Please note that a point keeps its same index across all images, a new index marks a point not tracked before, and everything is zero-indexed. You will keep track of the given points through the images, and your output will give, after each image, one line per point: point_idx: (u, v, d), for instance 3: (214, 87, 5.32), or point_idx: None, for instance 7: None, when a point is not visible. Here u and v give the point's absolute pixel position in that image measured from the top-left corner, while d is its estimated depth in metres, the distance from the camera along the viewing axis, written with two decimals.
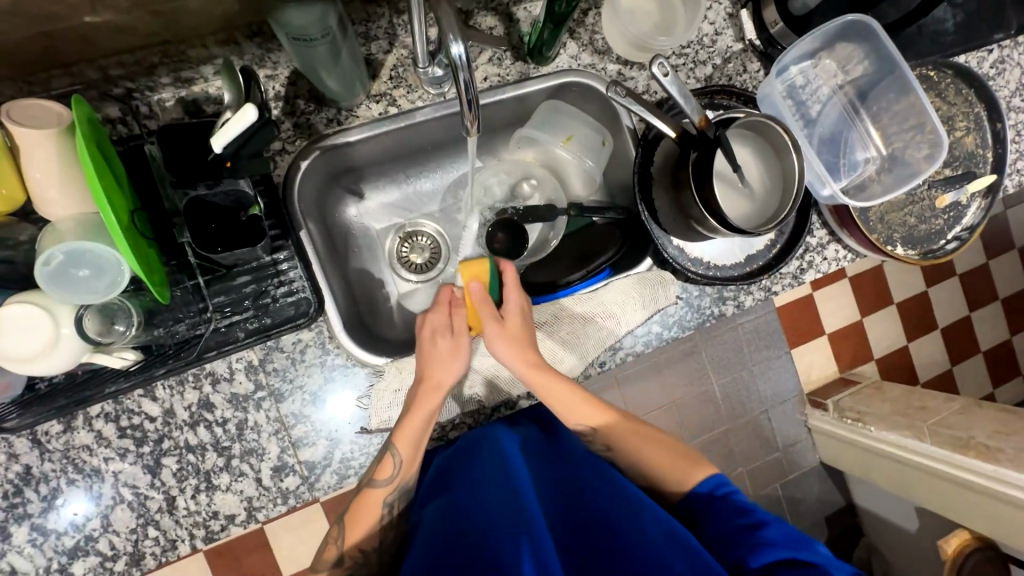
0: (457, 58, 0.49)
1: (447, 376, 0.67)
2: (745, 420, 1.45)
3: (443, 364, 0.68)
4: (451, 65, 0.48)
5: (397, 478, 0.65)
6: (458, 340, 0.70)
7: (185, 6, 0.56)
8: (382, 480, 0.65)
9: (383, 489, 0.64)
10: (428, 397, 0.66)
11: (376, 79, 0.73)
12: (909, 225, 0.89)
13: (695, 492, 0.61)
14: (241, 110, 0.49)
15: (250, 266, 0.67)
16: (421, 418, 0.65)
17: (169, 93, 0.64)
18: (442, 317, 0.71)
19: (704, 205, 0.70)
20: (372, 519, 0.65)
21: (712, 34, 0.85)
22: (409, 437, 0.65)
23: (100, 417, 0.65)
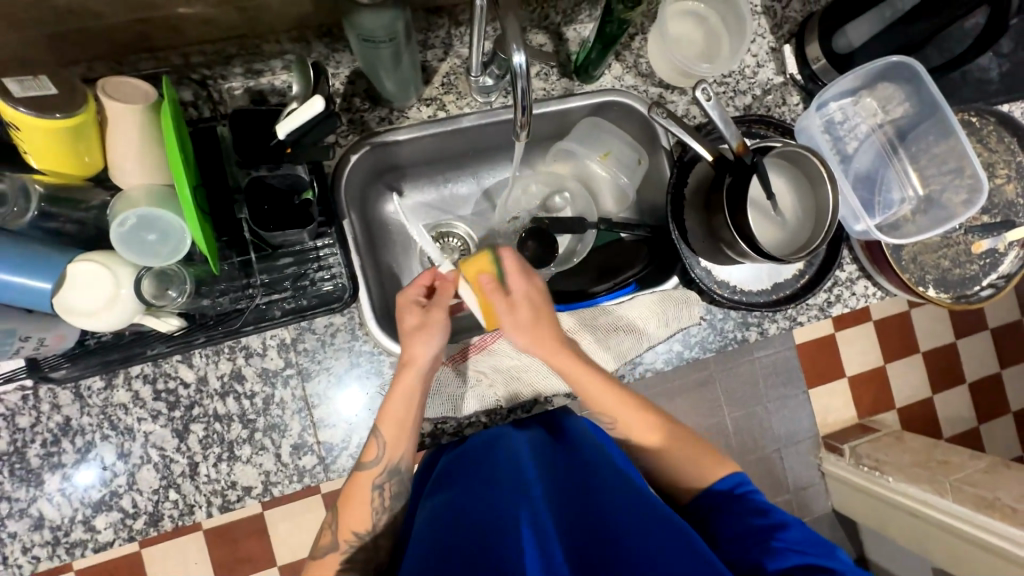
0: (518, 66, 0.51)
1: (419, 352, 0.66)
2: (758, 455, 1.42)
3: (416, 340, 0.67)
4: (511, 73, 0.51)
5: (385, 458, 0.65)
6: (431, 315, 0.67)
7: (268, 4, 0.61)
8: (369, 461, 0.65)
9: (371, 470, 0.65)
10: (405, 375, 0.66)
11: (428, 84, 0.77)
12: (943, 268, 0.88)
13: (714, 488, 0.63)
14: (311, 100, 0.54)
15: (293, 249, 0.71)
16: (401, 396, 0.66)
17: (239, 83, 0.68)
18: (413, 295, 0.68)
19: (736, 228, 0.72)
20: (365, 500, 0.65)
21: (754, 66, 0.87)
22: (392, 416, 0.66)
23: (139, 377, 0.68)
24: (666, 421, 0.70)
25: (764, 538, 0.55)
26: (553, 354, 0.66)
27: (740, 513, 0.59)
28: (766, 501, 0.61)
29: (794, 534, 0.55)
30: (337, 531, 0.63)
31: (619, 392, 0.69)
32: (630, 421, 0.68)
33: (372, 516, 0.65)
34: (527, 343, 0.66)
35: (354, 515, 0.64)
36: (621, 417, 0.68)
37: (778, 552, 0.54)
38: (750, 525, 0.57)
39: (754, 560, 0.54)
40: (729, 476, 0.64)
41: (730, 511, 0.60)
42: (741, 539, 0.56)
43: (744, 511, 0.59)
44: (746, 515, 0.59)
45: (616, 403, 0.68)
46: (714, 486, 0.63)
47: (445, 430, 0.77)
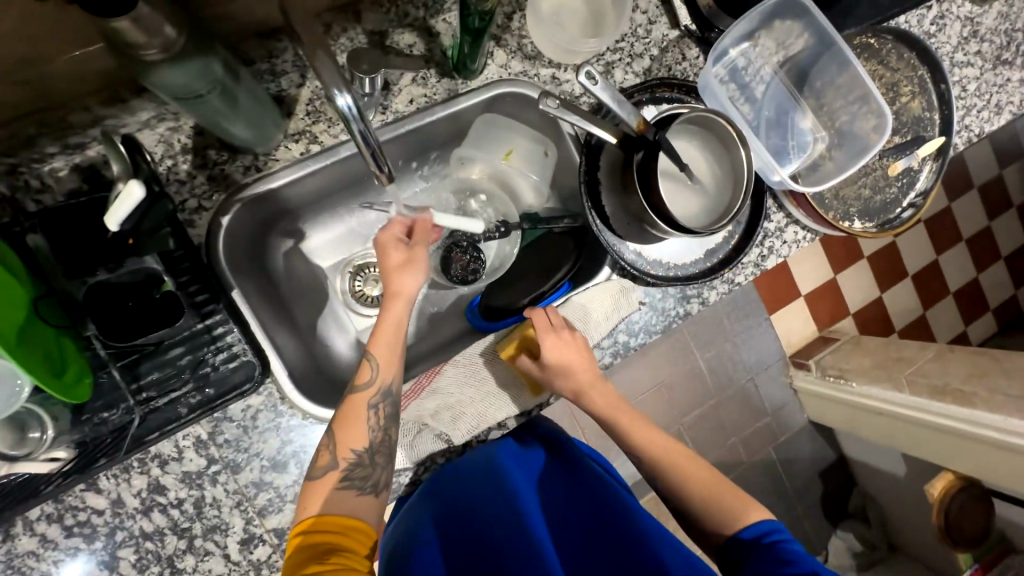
0: (346, 109, 0.47)
1: (407, 284, 0.65)
2: (732, 393, 1.46)
3: (398, 273, 0.65)
4: (341, 119, 0.47)
5: (380, 379, 0.62)
6: (413, 252, 0.67)
7: (52, 70, 0.50)
8: (363, 384, 0.62)
9: (366, 391, 0.61)
10: (394, 307, 0.65)
11: (292, 117, 0.68)
12: (864, 198, 0.88)
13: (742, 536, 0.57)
14: (126, 188, 0.45)
15: (181, 337, 0.62)
16: (393, 323, 0.65)
17: (61, 161, 0.58)
18: (395, 236, 0.68)
19: (653, 209, 0.68)
20: (363, 420, 0.61)
21: (646, 24, 0.81)
22: (386, 341, 0.64)
23: (41, 519, 0.60)
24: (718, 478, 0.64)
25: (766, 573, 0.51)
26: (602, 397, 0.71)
27: (750, 542, 0.56)
28: (801, 551, 0.53)
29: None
30: (336, 449, 0.60)
31: (686, 458, 0.67)
32: (690, 491, 0.64)
33: (369, 434, 0.61)
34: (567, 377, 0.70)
35: (353, 437, 0.60)
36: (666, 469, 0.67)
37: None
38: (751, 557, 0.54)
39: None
40: (757, 522, 0.58)
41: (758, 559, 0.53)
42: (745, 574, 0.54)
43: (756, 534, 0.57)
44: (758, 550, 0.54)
45: (684, 463, 0.66)
46: (740, 530, 0.58)
47: (403, 480, 0.73)
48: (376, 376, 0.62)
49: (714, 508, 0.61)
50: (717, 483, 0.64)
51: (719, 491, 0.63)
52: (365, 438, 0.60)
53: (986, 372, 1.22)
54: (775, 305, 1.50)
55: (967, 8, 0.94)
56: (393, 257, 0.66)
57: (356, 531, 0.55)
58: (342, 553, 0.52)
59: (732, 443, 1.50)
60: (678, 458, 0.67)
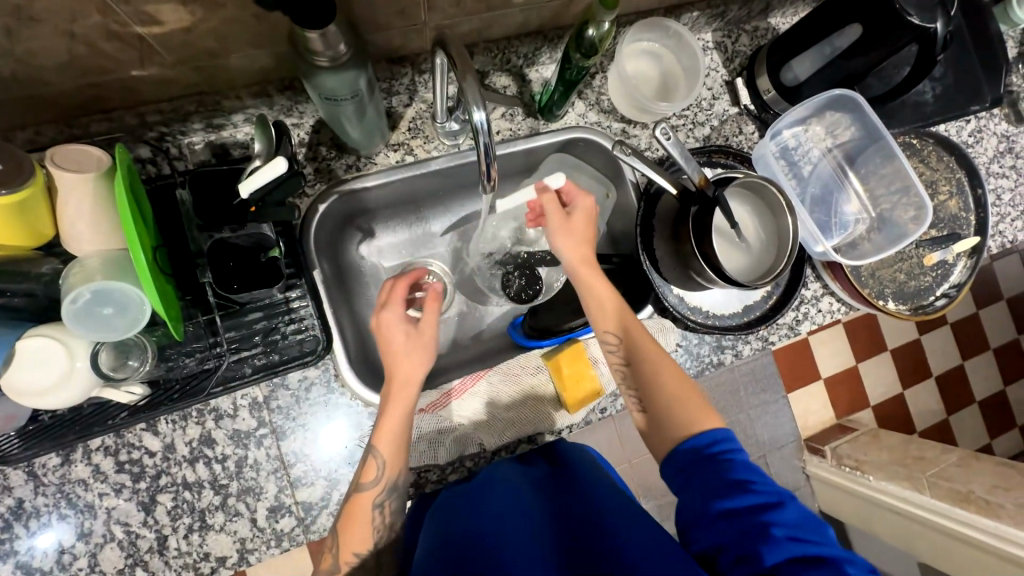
0: (479, 123, 0.53)
1: (414, 371, 0.66)
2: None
3: (407, 360, 0.66)
4: (472, 129, 0.53)
5: (383, 477, 0.63)
6: (419, 332, 0.69)
7: (227, 63, 0.60)
8: (367, 482, 0.63)
9: (370, 492, 0.62)
10: (400, 394, 0.65)
11: (395, 129, 0.78)
12: (899, 281, 0.93)
13: (691, 444, 0.60)
14: (272, 163, 0.53)
15: (262, 303, 0.69)
16: (399, 414, 0.65)
17: (199, 137, 0.68)
18: (398, 316, 0.68)
19: (703, 258, 0.74)
20: (366, 522, 0.63)
21: (710, 98, 0.91)
22: (388, 434, 0.64)
23: (99, 450, 0.64)
24: (678, 377, 0.66)
25: (753, 523, 0.53)
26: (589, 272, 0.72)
27: (723, 478, 0.56)
28: (745, 460, 0.58)
29: (789, 515, 0.53)
30: (339, 554, 0.62)
31: (661, 357, 0.68)
32: (659, 396, 0.65)
33: (373, 535, 0.64)
34: (570, 249, 0.73)
35: (358, 536, 0.62)
36: (645, 372, 0.67)
37: (776, 539, 0.51)
38: (732, 503, 0.55)
39: (746, 544, 0.52)
40: (711, 430, 0.61)
41: (708, 478, 0.57)
42: (729, 521, 0.54)
43: (720, 476, 0.57)
44: (726, 482, 0.56)
45: (658, 362, 0.67)
46: (687, 442, 0.60)
47: (428, 479, 0.74)
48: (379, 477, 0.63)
49: (674, 410, 0.63)
50: (686, 397, 0.64)
51: (683, 397, 0.64)
52: (368, 539, 0.63)
53: (1012, 485, 1.19)
54: (794, 383, 1.53)
55: (1003, 126, 1.02)
56: (399, 339, 0.67)
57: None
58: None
59: None
60: (654, 357, 0.67)
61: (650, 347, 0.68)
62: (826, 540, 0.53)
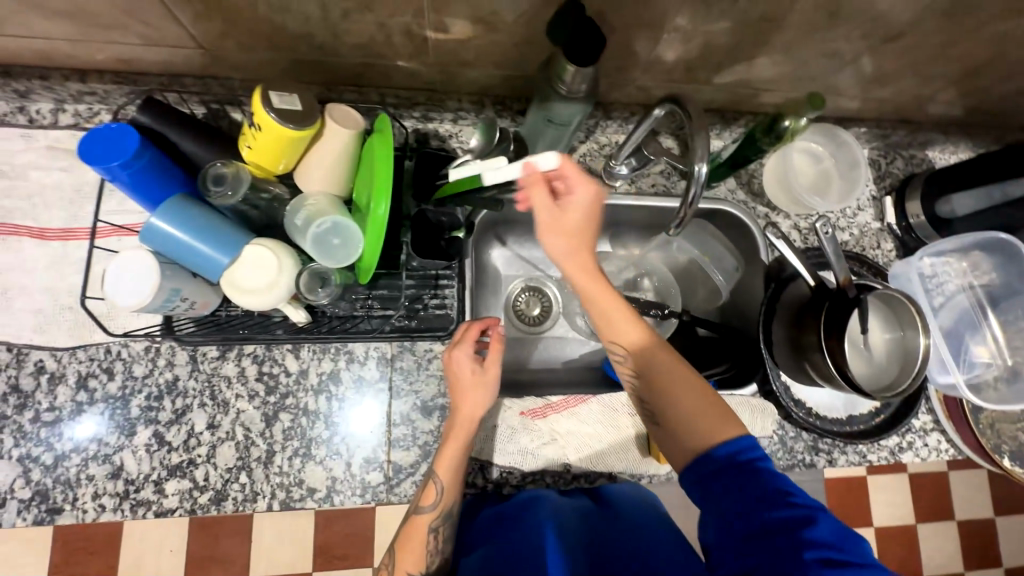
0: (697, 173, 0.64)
1: (474, 409, 0.67)
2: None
3: (470, 395, 0.68)
4: (689, 177, 0.64)
5: (439, 505, 0.65)
6: (484, 372, 0.69)
7: (467, 73, 0.72)
8: (426, 505, 0.65)
9: (427, 516, 0.64)
10: (459, 429, 0.67)
11: (567, 159, 0.87)
12: (1020, 441, 0.88)
13: (713, 456, 0.58)
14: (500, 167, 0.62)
15: (419, 274, 0.76)
16: (456, 449, 0.66)
17: (411, 123, 0.79)
18: (468, 354, 0.69)
19: (829, 353, 0.75)
20: (419, 549, 0.64)
21: (855, 209, 0.94)
22: (448, 465, 0.66)
23: (250, 356, 0.72)
24: (690, 388, 0.62)
25: (785, 543, 0.51)
26: (592, 277, 0.64)
27: (757, 493, 0.55)
28: (771, 468, 0.57)
29: (823, 530, 0.52)
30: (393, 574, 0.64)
31: (678, 369, 0.63)
32: (675, 410, 0.61)
33: (427, 558, 0.64)
34: (566, 249, 0.63)
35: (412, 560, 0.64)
36: (666, 394, 0.62)
37: (807, 561, 0.50)
38: (765, 518, 0.53)
39: (777, 561, 0.51)
40: (733, 440, 0.58)
41: (732, 486, 0.56)
42: (760, 540, 0.53)
43: (748, 489, 0.55)
44: (758, 497, 0.55)
45: (667, 373, 0.63)
46: (718, 448, 0.58)
47: (508, 480, 0.77)
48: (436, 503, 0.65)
49: (692, 424, 0.60)
50: (706, 409, 0.60)
51: (701, 410, 0.60)
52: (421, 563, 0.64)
53: None
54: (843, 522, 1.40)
55: None
56: (467, 372, 0.69)
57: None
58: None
59: None
60: (666, 371, 0.63)
61: (666, 360, 0.63)
62: (859, 553, 0.52)
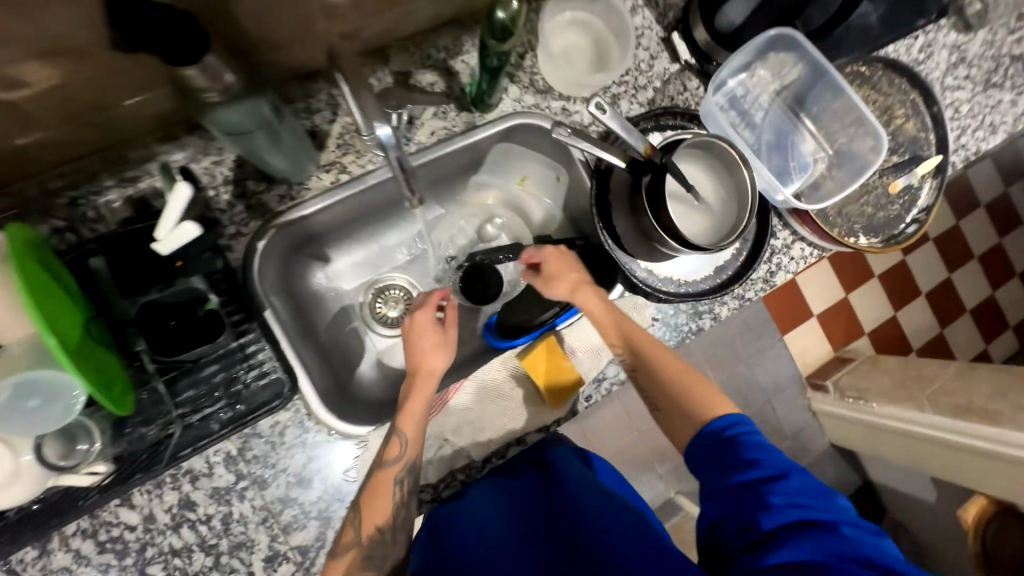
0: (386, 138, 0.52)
1: (440, 363, 0.70)
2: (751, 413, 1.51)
3: (432, 353, 0.71)
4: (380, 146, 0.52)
5: (406, 455, 0.65)
6: (447, 338, 0.73)
7: (119, 113, 0.57)
8: (389, 460, 0.64)
9: (392, 468, 0.63)
10: (423, 385, 0.69)
11: (323, 149, 0.73)
12: (868, 214, 0.91)
13: (706, 430, 0.61)
14: (179, 231, 0.50)
15: (217, 355, 0.66)
16: (425, 403, 0.68)
17: (115, 194, 0.63)
18: (429, 317, 0.73)
19: (662, 227, 0.72)
20: (388, 501, 0.63)
21: (649, 59, 0.87)
22: (414, 417, 0.66)
23: (76, 534, 0.62)
24: (688, 369, 0.67)
25: (757, 493, 0.53)
26: (583, 294, 0.73)
27: (730, 462, 0.56)
28: (762, 441, 0.58)
29: (793, 484, 0.53)
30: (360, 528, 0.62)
31: (653, 342, 0.69)
32: (670, 390, 0.66)
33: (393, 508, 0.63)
34: (564, 287, 0.74)
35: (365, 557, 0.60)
36: (662, 373, 0.67)
37: (775, 507, 0.51)
38: (740, 477, 0.54)
39: (745, 515, 0.52)
40: (726, 414, 0.62)
41: (728, 455, 0.57)
42: (731, 494, 0.54)
43: (735, 457, 0.56)
44: (731, 461, 0.56)
45: (664, 358, 0.68)
46: (707, 425, 0.61)
47: (423, 500, 0.73)
48: (404, 450, 0.64)
49: (686, 398, 0.64)
50: (699, 385, 0.65)
51: (693, 386, 0.65)
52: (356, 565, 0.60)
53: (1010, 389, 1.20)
54: (787, 326, 1.54)
55: (953, 36, 1.00)
56: (429, 337, 0.72)
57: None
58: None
59: None
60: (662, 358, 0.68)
61: (644, 335, 0.70)
62: (835, 507, 0.52)
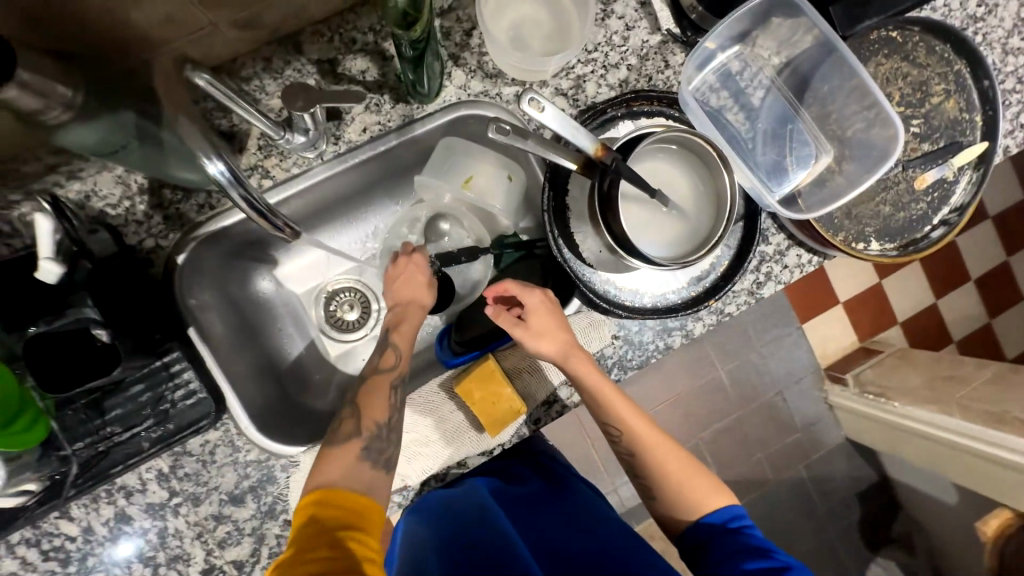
0: (221, 175, 0.47)
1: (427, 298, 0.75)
2: (759, 403, 1.43)
3: (420, 291, 0.74)
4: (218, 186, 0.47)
5: (401, 365, 0.71)
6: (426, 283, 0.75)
7: None
8: (385, 367, 0.70)
9: (388, 373, 0.69)
10: (413, 315, 0.73)
11: (244, 152, 0.67)
12: (884, 215, 0.77)
13: (705, 521, 0.63)
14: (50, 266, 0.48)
15: (140, 374, 0.64)
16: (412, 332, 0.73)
17: (28, 207, 0.61)
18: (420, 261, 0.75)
19: (617, 242, 0.62)
20: (383, 401, 0.67)
21: (623, 31, 0.73)
22: (405, 334, 0.72)
23: (21, 542, 0.65)
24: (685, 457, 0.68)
25: None
26: (578, 360, 0.67)
27: (732, 549, 0.59)
28: (761, 536, 0.61)
29: None
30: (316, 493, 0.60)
31: (653, 430, 0.69)
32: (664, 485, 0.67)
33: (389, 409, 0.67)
34: (557, 350, 0.67)
35: (353, 479, 0.61)
36: (658, 460, 0.67)
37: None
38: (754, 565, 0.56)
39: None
40: (724, 508, 0.64)
41: (727, 545, 0.60)
42: None
43: (737, 545, 0.59)
44: (736, 552, 0.58)
45: (662, 449, 0.68)
46: (703, 519, 0.64)
47: None
48: (397, 360, 0.70)
49: (683, 491, 0.66)
50: (695, 476, 0.67)
51: (691, 476, 0.66)
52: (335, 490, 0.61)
53: None
54: (808, 315, 1.41)
55: None
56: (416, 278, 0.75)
57: (370, 511, 0.61)
58: (352, 544, 0.56)
59: (758, 459, 1.45)
60: (661, 448, 0.68)
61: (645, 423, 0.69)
62: None
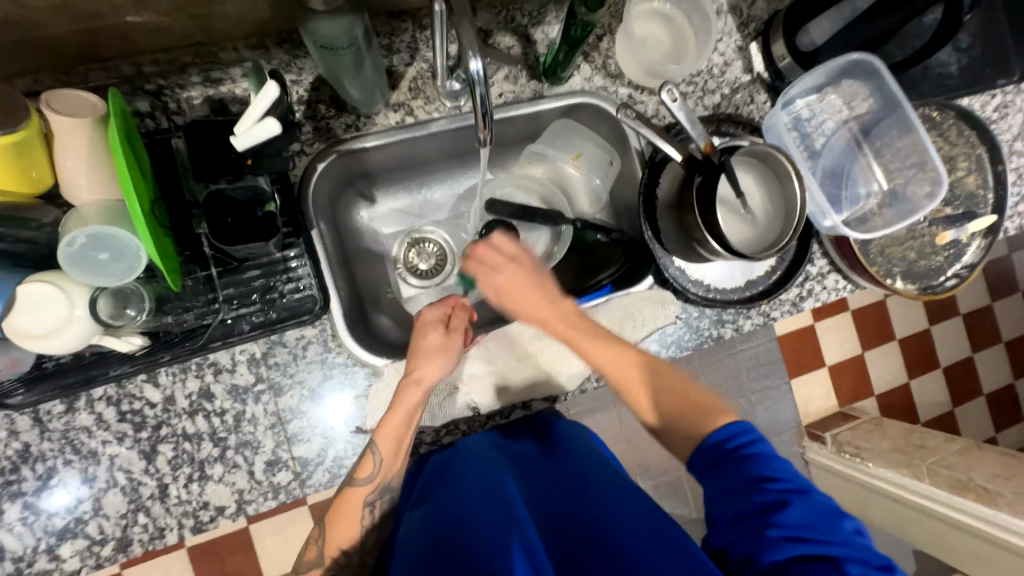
0: (475, 73, 0.54)
1: (433, 374, 0.68)
2: None
3: (430, 361, 0.68)
4: (469, 80, 0.54)
5: (377, 476, 0.66)
6: (450, 341, 0.70)
7: (223, 10, 0.60)
8: (362, 479, 0.66)
9: (363, 488, 0.65)
10: (412, 393, 0.67)
11: (395, 89, 0.76)
12: (910, 260, 0.90)
13: (711, 441, 0.61)
14: (265, 123, 0.52)
15: (261, 261, 0.69)
16: (401, 417, 0.66)
17: (197, 91, 0.66)
18: (436, 315, 0.72)
19: (706, 226, 0.71)
20: (351, 517, 0.66)
21: (722, 65, 0.87)
22: (390, 435, 0.66)
23: (102, 400, 0.66)
24: (682, 381, 0.68)
25: (761, 521, 0.53)
26: (553, 324, 0.71)
27: (731, 479, 0.58)
28: (766, 453, 0.59)
29: (795, 514, 0.53)
30: (325, 546, 0.67)
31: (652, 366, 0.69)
32: (683, 419, 0.65)
33: (357, 529, 0.67)
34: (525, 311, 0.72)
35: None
36: (659, 391, 0.67)
37: (773, 541, 0.52)
38: (741, 505, 0.56)
39: (747, 545, 0.54)
40: (727, 425, 0.62)
41: (725, 475, 0.58)
42: (737, 523, 0.55)
43: (739, 474, 0.57)
44: (738, 483, 0.57)
45: (662, 385, 0.68)
46: (708, 439, 0.62)
47: (423, 440, 0.76)
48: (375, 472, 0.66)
49: (688, 420, 0.65)
50: (688, 395, 0.67)
51: (690, 401, 0.66)
52: (353, 534, 0.67)
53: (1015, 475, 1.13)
54: (798, 371, 1.45)
55: None
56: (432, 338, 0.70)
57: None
58: None
59: None
60: (670, 392, 0.67)
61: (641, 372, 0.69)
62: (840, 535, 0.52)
